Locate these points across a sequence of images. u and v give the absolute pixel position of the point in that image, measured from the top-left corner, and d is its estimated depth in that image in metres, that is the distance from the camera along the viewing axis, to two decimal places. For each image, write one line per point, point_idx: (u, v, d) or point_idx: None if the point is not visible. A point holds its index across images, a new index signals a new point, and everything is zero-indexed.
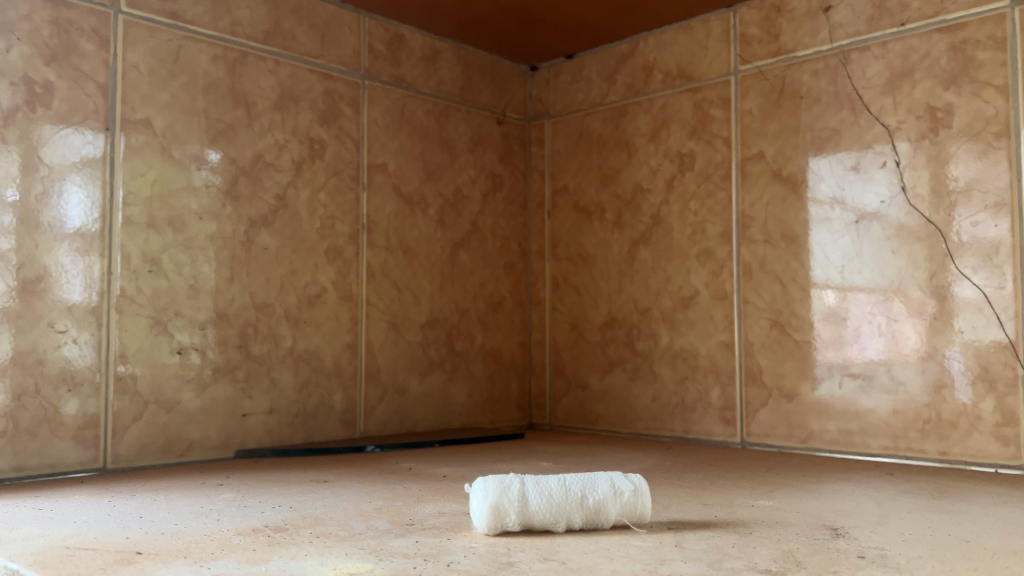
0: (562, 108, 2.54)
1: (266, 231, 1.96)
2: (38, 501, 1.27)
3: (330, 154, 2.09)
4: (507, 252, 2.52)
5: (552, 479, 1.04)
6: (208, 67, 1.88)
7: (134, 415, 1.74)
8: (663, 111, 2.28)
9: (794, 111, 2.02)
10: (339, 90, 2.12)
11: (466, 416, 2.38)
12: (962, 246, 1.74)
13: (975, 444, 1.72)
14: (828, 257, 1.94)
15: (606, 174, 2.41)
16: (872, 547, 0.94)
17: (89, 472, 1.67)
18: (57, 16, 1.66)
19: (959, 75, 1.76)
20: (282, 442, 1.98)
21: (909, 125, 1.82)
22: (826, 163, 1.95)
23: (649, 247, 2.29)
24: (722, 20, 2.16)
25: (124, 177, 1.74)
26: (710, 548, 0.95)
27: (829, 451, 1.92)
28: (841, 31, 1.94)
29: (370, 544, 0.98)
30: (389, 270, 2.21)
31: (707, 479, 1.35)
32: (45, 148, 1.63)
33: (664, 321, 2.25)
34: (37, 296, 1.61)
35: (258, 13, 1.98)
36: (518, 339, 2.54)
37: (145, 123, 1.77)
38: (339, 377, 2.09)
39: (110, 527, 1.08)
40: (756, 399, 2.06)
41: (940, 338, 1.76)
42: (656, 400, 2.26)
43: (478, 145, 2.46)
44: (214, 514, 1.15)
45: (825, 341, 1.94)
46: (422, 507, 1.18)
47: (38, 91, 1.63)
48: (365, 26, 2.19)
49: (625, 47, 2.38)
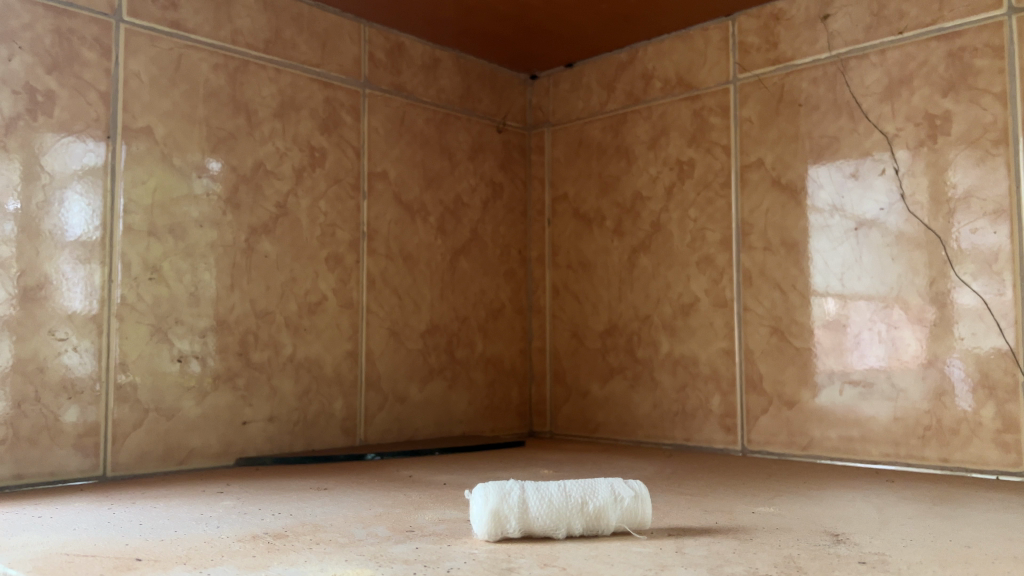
0: (562, 116, 2.55)
1: (266, 238, 1.97)
2: (37, 508, 1.27)
3: (330, 162, 2.10)
4: (507, 260, 2.52)
5: (550, 484, 1.04)
6: (208, 75, 1.88)
7: (134, 423, 1.73)
8: (662, 119, 2.28)
9: (793, 119, 2.02)
10: (339, 99, 2.13)
11: (466, 424, 2.38)
12: (962, 253, 1.74)
13: (976, 450, 1.72)
14: (827, 265, 1.94)
15: (606, 182, 2.41)
16: (873, 553, 0.94)
17: (89, 480, 1.67)
18: (58, 25, 1.67)
19: (956, 82, 1.77)
20: (282, 449, 1.98)
21: (908, 132, 1.83)
22: (825, 171, 1.96)
23: (649, 254, 2.30)
24: (720, 28, 2.17)
25: (125, 185, 1.74)
26: (710, 553, 0.95)
27: (829, 458, 1.92)
28: (839, 39, 1.95)
29: (370, 551, 0.97)
30: (389, 278, 2.21)
31: (708, 486, 1.34)
32: (47, 156, 1.64)
33: (665, 328, 2.25)
34: (38, 304, 1.61)
35: (259, 22, 1.98)
36: (518, 347, 2.54)
37: (146, 131, 1.78)
38: (339, 384, 2.09)
39: (109, 534, 1.07)
40: (756, 406, 2.06)
41: (940, 345, 1.76)
42: (657, 407, 2.25)
43: (478, 153, 2.47)
44: (213, 521, 1.15)
45: (825, 348, 1.94)
46: (422, 514, 1.18)
47: (39, 100, 1.63)
48: (365, 35, 2.20)
49: (624, 56, 2.38)
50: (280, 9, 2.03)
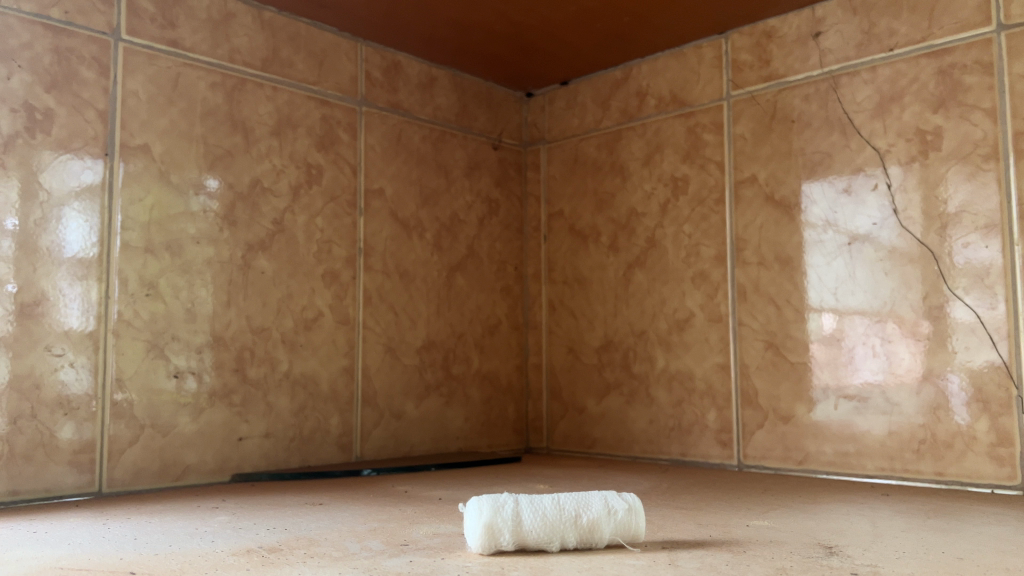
0: (557, 134, 2.57)
1: (263, 255, 1.97)
2: (33, 523, 1.26)
3: (327, 179, 2.11)
4: (503, 276, 2.53)
5: (546, 498, 1.03)
6: (206, 93, 1.90)
7: (130, 439, 1.73)
8: (657, 136, 2.30)
9: (786, 135, 2.04)
10: (336, 116, 2.14)
11: (463, 440, 2.37)
12: (955, 268, 1.75)
13: (971, 464, 1.72)
14: (822, 280, 1.95)
15: (602, 199, 2.42)
16: (865, 565, 0.94)
17: (85, 496, 1.66)
18: (57, 44, 1.68)
19: (946, 99, 1.78)
20: (278, 466, 1.97)
21: (899, 148, 1.84)
22: (819, 186, 1.97)
23: (644, 270, 2.30)
24: (714, 46, 2.19)
25: (123, 202, 1.75)
26: (704, 566, 0.95)
27: (825, 473, 1.92)
28: (830, 57, 1.97)
29: (364, 564, 0.97)
30: (386, 294, 2.22)
31: (703, 501, 1.34)
32: (45, 174, 1.64)
33: (660, 344, 2.25)
34: (35, 320, 1.61)
35: (256, 41, 2.00)
36: (515, 363, 2.54)
37: (144, 148, 1.79)
38: (335, 401, 2.09)
39: (104, 548, 1.07)
40: (752, 421, 2.06)
41: (934, 359, 1.77)
42: (653, 422, 2.25)
43: (474, 170, 2.48)
44: (208, 536, 1.15)
45: (820, 363, 1.94)
46: (416, 528, 1.18)
47: (38, 118, 1.65)
48: (362, 53, 2.22)
49: (619, 74, 2.40)
50: (277, 29, 2.04)
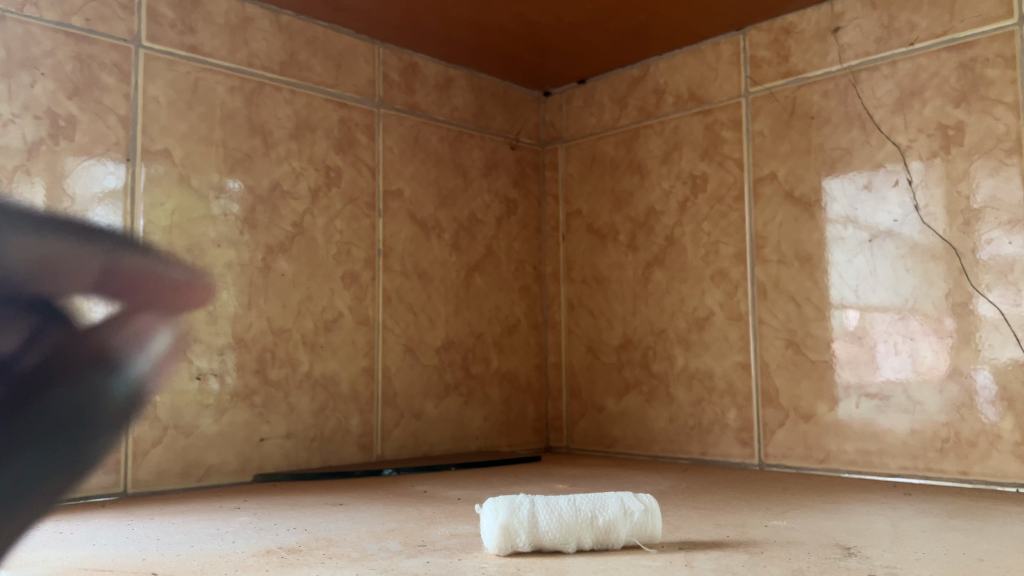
0: (575, 133, 2.56)
1: (284, 257, 1.99)
2: (61, 523, 1.29)
3: (345, 181, 2.12)
4: (521, 276, 2.53)
5: (560, 500, 1.03)
6: (226, 98, 1.91)
7: (153, 440, 1.75)
8: (675, 134, 2.28)
9: (805, 132, 2.02)
10: (354, 118, 2.15)
11: (483, 440, 2.38)
12: (979, 264, 1.72)
13: (995, 463, 1.69)
14: (843, 277, 1.93)
15: (620, 197, 2.41)
16: (883, 566, 0.94)
17: (110, 497, 1.68)
18: (79, 52, 1.71)
19: (968, 93, 1.76)
20: (300, 466, 1.99)
21: (921, 143, 1.82)
22: (839, 183, 1.95)
23: (663, 268, 2.29)
24: (731, 42, 2.17)
25: (146, 206, 1.77)
26: (720, 567, 0.95)
27: (847, 471, 1.90)
28: (849, 52, 1.95)
29: (382, 565, 0.98)
30: (405, 295, 2.22)
31: (723, 501, 1.33)
32: (70, 179, 1.67)
33: (679, 342, 2.24)
34: None
35: (274, 45, 2.01)
36: (534, 362, 2.54)
37: (165, 153, 1.81)
38: (355, 401, 2.10)
39: (125, 549, 1.09)
40: (773, 420, 2.04)
41: (958, 357, 1.74)
42: (673, 421, 2.24)
43: (491, 170, 2.48)
44: (229, 536, 1.16)
45: (842, 361, 1.92)
46: (436, 529, 1.19)
47: (61, 125, 1.67)
48: (379, 55, 2.23)
49: (637, 72, 2.39)
50: (295, 32, 2.06)
